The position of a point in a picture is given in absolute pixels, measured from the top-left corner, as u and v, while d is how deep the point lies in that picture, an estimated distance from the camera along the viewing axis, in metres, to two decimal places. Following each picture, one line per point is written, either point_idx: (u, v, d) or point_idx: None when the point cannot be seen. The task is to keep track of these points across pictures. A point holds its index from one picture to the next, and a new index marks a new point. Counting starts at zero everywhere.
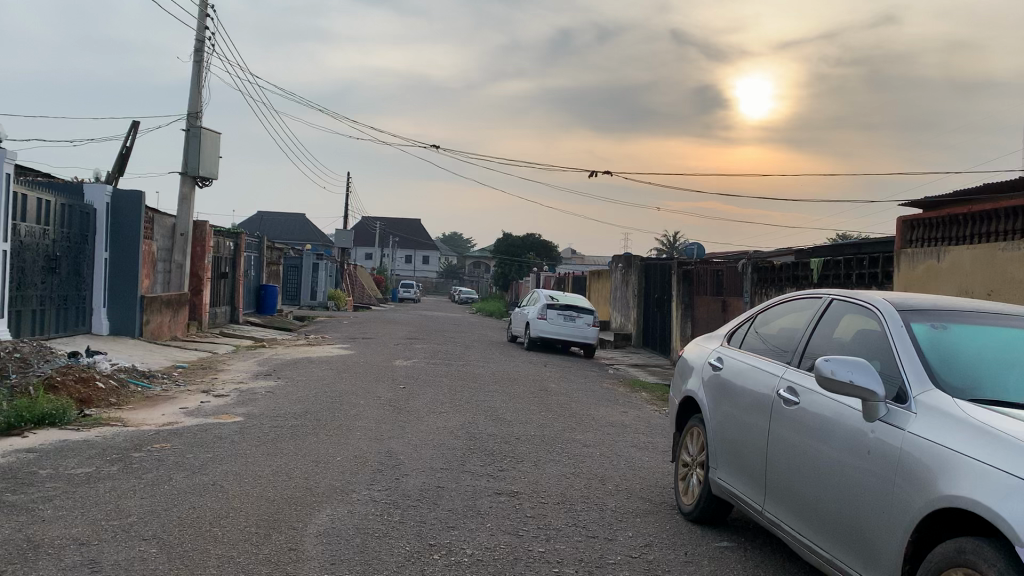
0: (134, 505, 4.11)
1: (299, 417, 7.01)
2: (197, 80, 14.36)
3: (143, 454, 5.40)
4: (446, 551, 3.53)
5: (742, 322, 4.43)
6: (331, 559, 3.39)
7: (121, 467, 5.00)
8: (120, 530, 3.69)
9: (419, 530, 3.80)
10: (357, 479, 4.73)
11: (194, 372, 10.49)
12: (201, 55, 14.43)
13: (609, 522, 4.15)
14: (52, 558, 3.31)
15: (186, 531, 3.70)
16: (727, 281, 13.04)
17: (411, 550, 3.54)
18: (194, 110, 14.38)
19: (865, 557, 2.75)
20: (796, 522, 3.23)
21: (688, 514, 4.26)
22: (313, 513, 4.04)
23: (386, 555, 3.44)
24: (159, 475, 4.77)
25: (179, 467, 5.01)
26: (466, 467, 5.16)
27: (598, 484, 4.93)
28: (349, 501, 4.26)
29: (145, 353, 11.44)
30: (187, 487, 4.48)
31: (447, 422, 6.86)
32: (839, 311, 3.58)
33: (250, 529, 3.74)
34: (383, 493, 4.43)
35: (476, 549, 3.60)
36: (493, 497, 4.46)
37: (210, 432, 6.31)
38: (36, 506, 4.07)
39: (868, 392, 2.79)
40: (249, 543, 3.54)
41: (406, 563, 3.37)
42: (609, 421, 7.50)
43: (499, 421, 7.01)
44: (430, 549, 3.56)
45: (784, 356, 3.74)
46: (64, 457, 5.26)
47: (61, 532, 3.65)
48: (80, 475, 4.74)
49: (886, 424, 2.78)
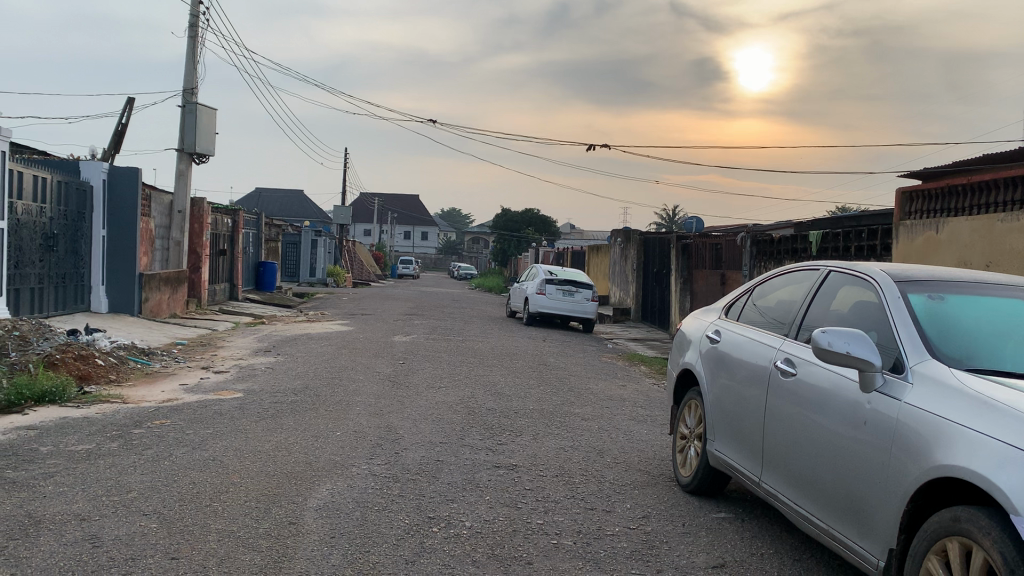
0: (134, 481, 4.13)
1: (298, 393, 7.03)
2: (192, 55, 14.26)
3: (143, 431, 5.43)
4: (446, 524, 3.56)
5: (740, 294, 4.43)
6: (331, 532, 3.42)
7: (121, 443, 5.02)
8: (120, 506, 3.71)
9: (419, 503, 3.83)
10: (357, 454, 4.75)
11: (193, 349, 10.50)
12: (196, 29, 14.32)
13: (607, 494, 4.17)
14: (54, 533, 3.34)
15: (187, 506, 3.72)
16: (726, 255, 13.03)
17: (411, 523, 3.56)
18: (190, 86, 14.30)
19: (862, 526, 2.76)
20: (794, 493, 3.24)
21: (687, 486, 4.28)
22: (313, 487, 4.05)
23: (386, 529, 3.46)
24: (160, 451, 4.79)
25: (179, 443, 5.03)
26: (465, 441, 5.18)
27: (597, 457, 4.96)
28: (348, 475, 4.29)
29: (144, 330, 11.46)
30: (188, 462, 4.50)
31: (446, 397, 6.87)
32: (837, 283, 3.57)
33: (251, 504, 3.76)
34: (383, 467, 4.45)
35: (475, 521, 3.63)
36: (492, 471, 4.48)
37: (210, 408, 6.33)
38: (37, 483, 4.09)
39: (865, 363, 2.79)
40: (250, 517, 3.56)
41: (405, 536, 3.39)
42: (607, 395, 7.53)
43: (498, 395, 7.03)
44: (430, 522, 3.58)
45: (782, 328, 3.75)
46: (66, 434, 5.28)
47: (62, 508, 3.67)
48: (81, 452, 4.76)
49: (883, 394, 2.79)
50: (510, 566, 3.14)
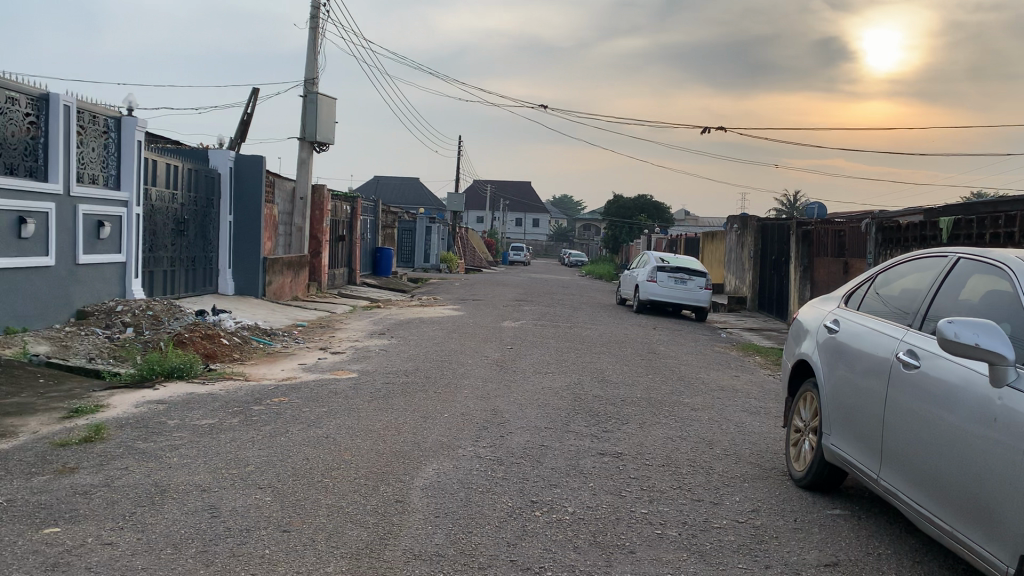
0: (252, 455, 4.31)
1: (409, 375, 7.18)
2: (313, 46, 14.73)
3: (263, 407, 5.66)
4: (549, 509, 3.55)
5: (860, 282, 4.22)
6: (435, 511, 3.46)
7: (242, 419, 5.25)
8: (239, 478, 3.87)
9: (522, 487, 3.83)
10: (463, 436, 4.81)
11: (312, 331, 10.89)
12: (317, 21, 14.78)
13: (715, 485, 4.07)
14: (177, 501, 3.52)
15: (299, 480, 3.85)
16: (849, 242, 12.49)
17: (514, 506, 3.57)
18: (311, 76, 14.77)
19: (990, 530, 2.59)
20: (915, 492, 3.07)
21: (800, 480, 4.13)
22: (419, 467, 4.12)
23: (489, 510, 3.49)
24: (277, 427, 4.99)
25: (295, 420, 5.22)
26: (571, 427, 5.17)
27: (705, 448, 4.85)
28: (454, 456, 4.34)
29: (267, 312, 11.95)
30: (303, 439, 4.66)
31: (554, 382, 6.87)
32: (967, 270, 3.35)
33: (360, 481, 3.86)
34: (488, 450, 4.49)
35: (578, 507, 3.60)
36: (596, 458, 4.45)
37: (325, 387, 6.55)
38: (164, 454, 4.32)
39: (995, 356, 2.60)
40: (358, 494, 3.65)
41: (508, 518, 3.41)
42: (719, 385, 7.35)
43: (606, 383, 6.98)
44: (533, 506, 3.58)
45: (906, 318, 3.54)
46: (192, 409, 5.56)
47: (186, 478, 3.87)
48: (205, 426, 5.01)
49: (1015, 389, 2.60)
50: (612, 553, 3.10)
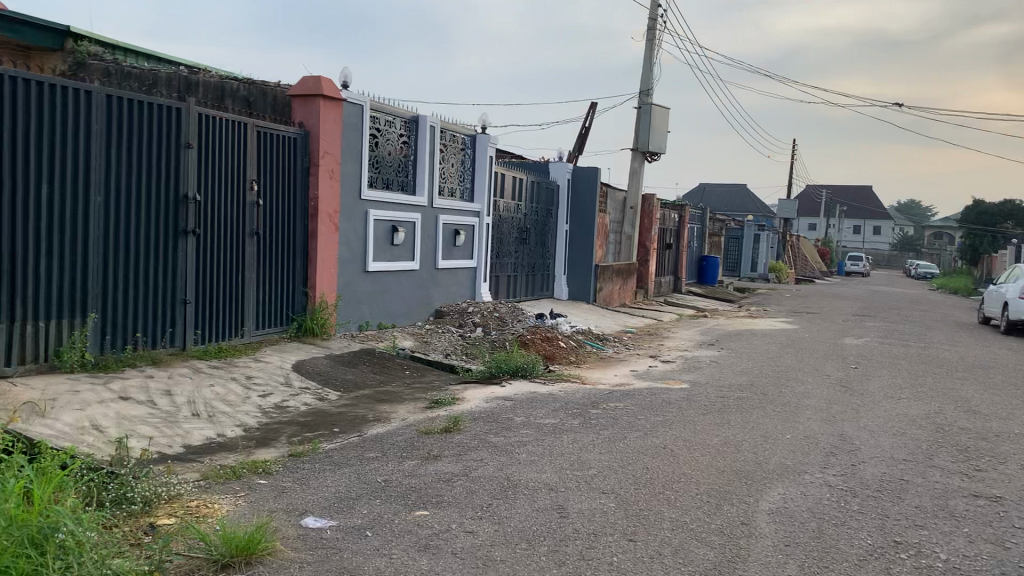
0: (594, 459, 4.42)
1: (744, 389, 6.96)
2: (649, 57, 14.93)
3: (601, 412, 5.81)
4: (916, 553, 3.20)
5: None
6: (784, 539, 3.28)
7: (581, 422, 5.43)
8: (583, 481, 3.99)
9: (881, 524, 3.51)
10: (809, 460, 4.53)
11: (643, 338, 11.01)
12: (654, 32, 14.95)
13: None
14: (528, 498, 3.71)
15: (641, 490, 3.88)
16: None
17: (873, 544, 3.27)
18: (646, 87, 14.98)
19: None
20: None
21: None
22: (764, 489, 3.95)
23: (845, 546, 3.23)
24: (616, 433, 5.08)
25: (633, 427, 5.28)
26: (934, 461, 4.65)
27: None
28: (801, 481, 4.10)
29: (599, 317, 12.30)
30: (642, 448, 4.69)
31: (909, 409, 6.25)
32: None
33: (702, 497, 3.78)
34: (838, 478, 4.18)
35: (951, 554, 3.21)
36: (969, 499, 3.95)
37: (659, 396, 6.56)
38: (514, 450, 4.59)
39: None
40: (702, 511, 3.58)
41: (868, 558, 3.13)
42: None
43: (973, 414, 6.19)
44: (896, 547, 3.26)
45: None
46: (536, 408, 5.86)
47: (535, 476, 4.06)
48: (548, 426, 5.25)
49: None
50: None
